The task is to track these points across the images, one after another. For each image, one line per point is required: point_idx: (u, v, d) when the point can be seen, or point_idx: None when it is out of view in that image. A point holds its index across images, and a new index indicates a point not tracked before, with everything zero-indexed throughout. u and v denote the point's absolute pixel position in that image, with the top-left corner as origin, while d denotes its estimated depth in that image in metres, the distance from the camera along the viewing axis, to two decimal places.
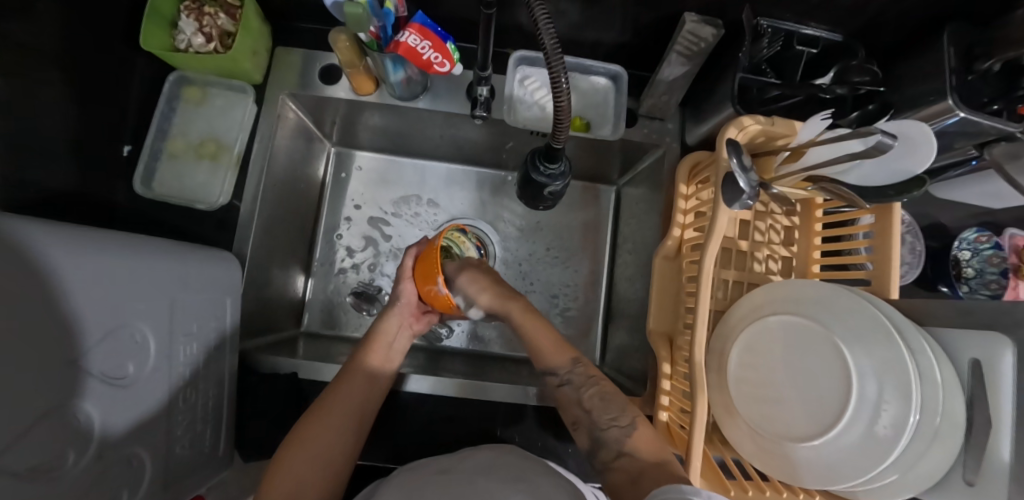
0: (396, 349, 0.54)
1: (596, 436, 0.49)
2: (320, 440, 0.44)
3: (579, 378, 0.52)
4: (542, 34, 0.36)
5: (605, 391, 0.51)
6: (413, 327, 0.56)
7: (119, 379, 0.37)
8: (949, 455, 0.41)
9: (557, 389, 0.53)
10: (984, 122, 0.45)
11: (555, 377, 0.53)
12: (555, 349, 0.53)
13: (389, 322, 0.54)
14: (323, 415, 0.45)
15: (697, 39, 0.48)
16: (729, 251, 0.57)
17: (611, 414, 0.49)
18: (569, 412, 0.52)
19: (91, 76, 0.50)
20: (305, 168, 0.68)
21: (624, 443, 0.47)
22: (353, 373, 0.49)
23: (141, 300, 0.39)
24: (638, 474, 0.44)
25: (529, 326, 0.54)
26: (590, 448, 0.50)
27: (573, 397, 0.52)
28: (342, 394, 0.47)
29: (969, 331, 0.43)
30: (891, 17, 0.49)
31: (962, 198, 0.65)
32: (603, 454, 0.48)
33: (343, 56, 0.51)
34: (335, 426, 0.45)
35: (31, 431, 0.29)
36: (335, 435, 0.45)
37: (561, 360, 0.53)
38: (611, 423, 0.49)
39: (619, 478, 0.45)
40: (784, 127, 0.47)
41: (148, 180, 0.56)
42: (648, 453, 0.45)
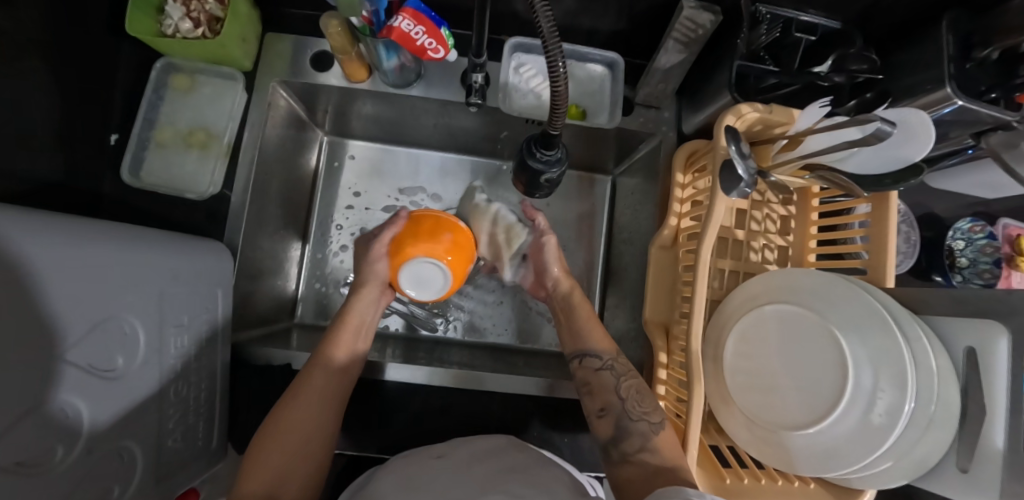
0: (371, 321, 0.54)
1: (622, 426, 0.47)
2: (299, 429, 0.43)
3: (620, 366, 0.51)
4: (540, 20, 0.34)
5: (642, 383, 0.49)
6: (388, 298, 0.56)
7: (108, 372, 0.36)
8: (943, 442, 0.42)
9: (593, 372, 0.51)
10: (981, 111, 0.45)
11: (594, 360, 0.52)
12: (602, 336, 0.54)
13: (365, 295, 0.54)
14: (300, 402, 0.44)
15: (694, 25, 0.47)
16: (725, 241, 0.57)
17: (645, 407, 0.47)
18: (599, 397, 0.50)
19: (74, 63, 0.49)
20: (298, 157, 0.67)
21: (649, 438, 0.44)
22: (321, 361, 0.48)
23: (130, 293, 0.38)
24: (652, 475, 0.42)
25: (582, 309, 0.57)
26: (612, 437, 0.47)
27: (609, 385, 0.50)
28: (318, 380, 0.46)
29: (963, 319, 0.43)
30: (889, 4, 0.49)
31: (956, 188, 0.65)
32: (624, 446, 0.45)
33: (334, 42, 0.50)
34: (313, 411, 0.44)
35: (18, 427, 0.28)
36: (314, 421, 0.44)
37: (606, 345, 0.53)
38: (642, 416, 0.46)
39: (632, 472, 0.43)
40: (781, 115, 0.46)
41: (136, 169, 0.54)
42: (673, 454, 0.43)
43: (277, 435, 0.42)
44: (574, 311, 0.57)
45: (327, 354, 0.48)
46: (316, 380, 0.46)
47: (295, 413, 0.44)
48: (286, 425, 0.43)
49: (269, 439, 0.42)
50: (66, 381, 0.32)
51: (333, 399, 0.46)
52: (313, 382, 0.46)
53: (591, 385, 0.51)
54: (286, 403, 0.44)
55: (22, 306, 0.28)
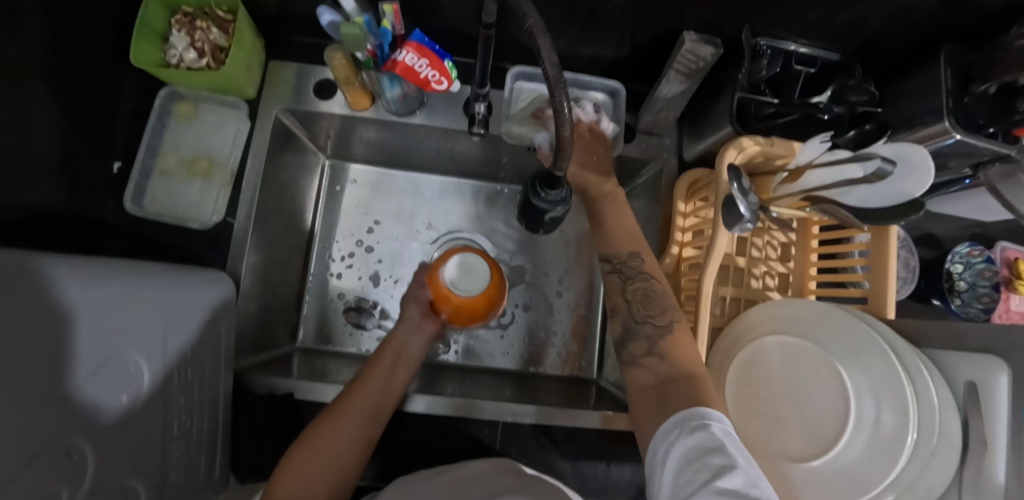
0: (411, 351, 0.57)
1: (629, 328, 0.47)
2: (333, 441, 0.45)
3: (629, 270, 0.49)
4: (542, 56, 0.31)
5: (651, 287, 0.48)
6: (428, 330, 0.59)
7: (111, 413, 0.36)
8: (947, 473, 0.41)
9: (606, 275, 0.51)
10: (979, 144, 0.45)
11: (608, 263, 0.50)
12: (624, 238, 0.51)
13: (406, 328, 0.58)
14: (333, 418, 0.46)
15: (696, 57, 0.49)
16: (727, 269, 0.57)
17: (650, 311, 0.47)
18: (610, 300, 0.50)
19: (79, 92, 0.49)
20: (300, 181, 0.67)
21: (657, 342, 0.45)
22: (352, 399, 0.48)
23: (135, 329, 0.38)
24: (665, 382, 0.42)
25: (610, 207, 0.53)
26: (619, 338, 0.48)
27: (619, 288, 0.50)
28: (350, 404, 0.48)
29: (963, 353, 0.43)
30: (884, 38, 0.50)
31: (956, 212, 0.65)
32: (631, 348, 0.47)
33: (338, 74, 0.50)
34: (348, 426, 0.46)
35: (30, 468, 0.28)
36: (347, 437, 0.46)
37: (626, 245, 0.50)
38: (647, 319, 0.47)
39: (645, 377, 0.44)
40: (782, 148, 0.47)
41: (139, 196, 0.54)
42: (684, 361, 0.43)
43: (311, 447, 0.44)
44: (602, 201, 0.53)
45: (363, 379, 0.51)
46: (352, 403, 0.48)
47: (332, 426, 0.46)
48: (321, 440, 0.45)
49: (304, 453, 0.43)
50: (73, 423, 0.32)
51: (369, 421, 0.48)
52: (348, 405, 0.48)
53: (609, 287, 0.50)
54: (326, 417, 0.46)
55: None
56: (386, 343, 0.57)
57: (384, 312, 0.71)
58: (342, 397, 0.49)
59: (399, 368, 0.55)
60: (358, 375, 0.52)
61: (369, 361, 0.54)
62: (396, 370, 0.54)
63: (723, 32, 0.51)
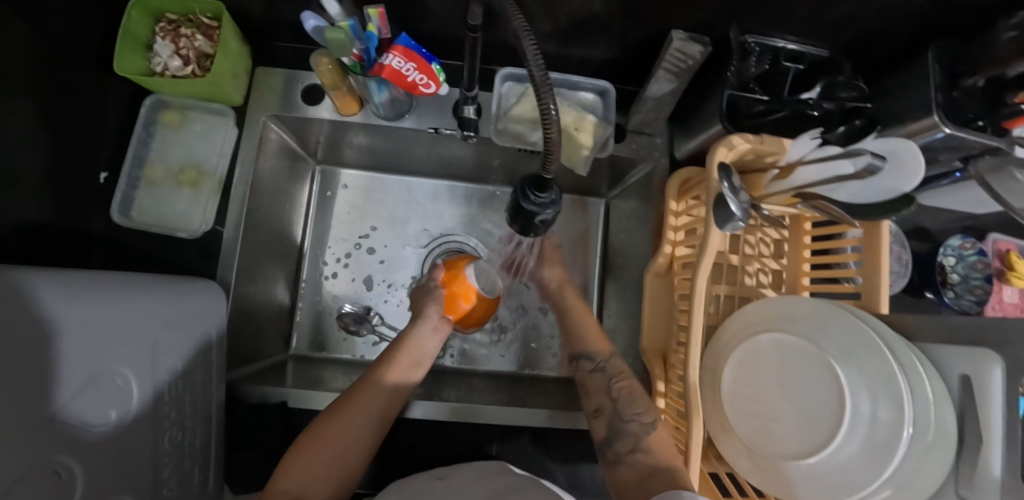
0: (428, 351, 0.55)
1: (616, 427, 0.48)
2: (341, 437, 0.44)
3: (613, 368, 0.53)
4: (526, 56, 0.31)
5: (634, 385, 0.51)
6: (444, 331, 0.57)
7: (99, 429, 0.34)
8: (942, 467, 0.41)
9: (587, 374, 0.53)
10: (969, 138, 0.46)
11: (589, 362, 0.54)
12: (596, 337, 0.56)
13: (423, 329, 0.55)
14: (343, 413, 0.46)
15: (684, 56, 0.49)
16: (721, 266, 0.57)
17: (637, 409, 0.48)
18: (593, 399, 0.51)
19: (63, 102, 0.48)
20: (290, 188, 0.67)
21: (641, 438, 0.45)
22: (365, 390, 0.48)
23: (123, 344, 0.37)
24: (647, 476, 0.42)
25: (575, 312, 0.59)
26: (606, 438, 0.48)
27: (603, 385, 0.52)
28: (359, 400, 0.47)
29: (958, 347, 0.43)
30: (873, 33, 0.50)
31: (947, 205, 0.66)
32: (616, 446, 0.46)
33: (325, 79, 0.50)
34: (359, 421, 0.46)
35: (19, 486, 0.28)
36: (355, 436, 0.45)
37: (602, 346, 0.55)
38: (634, 416, 0.48)
39: (630, 474, 0.43)
40: (773, 145, 0.46)
41: (126, 208, 0.53)
42: (664, 455, 0.43)
43: (319, 442, 0.43)
44: (567, 311, 0.60)
45: (378, 373, 0.50)
46: (365, 398, 0.47)
47: (342, 421, 0.45)
48: (331, 434, 0.44)
49: (310, 444, 0.43)
50: (62, 440, 0.31)
51: (376, 416, 0.47)
52: (360, 401, 0.47)
53: (587, 386, 0.53)
54: (336, 413, 0.45)
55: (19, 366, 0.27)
56: (404, 338, 0.54)
57: (379, 317, 0.70)
58: (355, 389, 0.48)
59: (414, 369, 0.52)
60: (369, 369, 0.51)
61: (387, 352, 0.53)
62: (413, 368, 0.53)
63: (712, 31, 0.51)
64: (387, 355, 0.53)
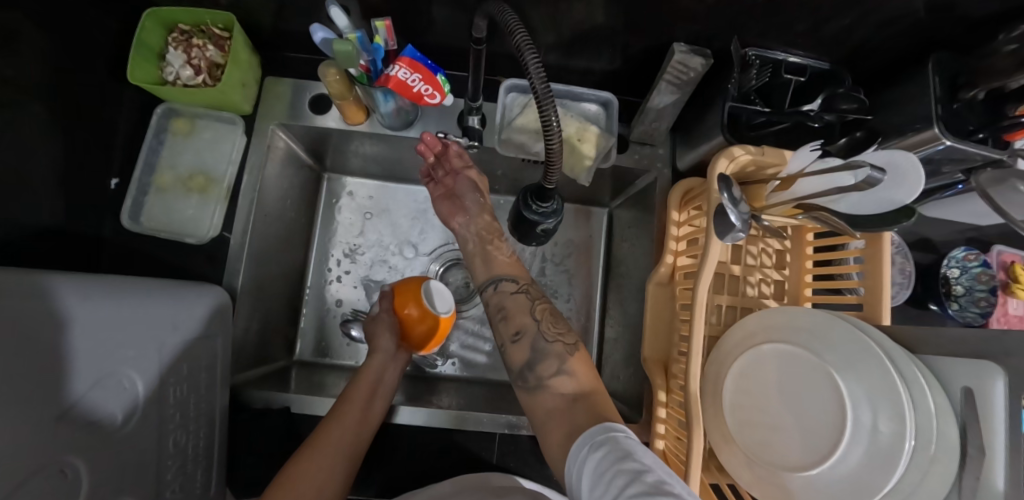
0: (386, 382, 0.54)
1: (536, 349, 0.45)
2: (311, 479, 0.42)
3: (533, 291, 0.49)
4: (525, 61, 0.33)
5: (554, 308, 0.49)
6: (401, 360, 0.58)
7: (104, 429, 0.35)
8: (946, 483, 0.41)
9: (506, 296, 0.49)
10: (969, 150, 0.46)
11: (511, 284, 0.50)
12: (509, 263, 0.52)
13: (380, 356, 0.55)
14: (313, 453, 0.44)
15: (686, 68, 0.49)
16: (722, 276, 0.58)
17: (559, 329, 0.46)
18: (514, 321, 0.47)
19: (77, 111, 0.50)
20: (296, 195, 0.67)
21: (564, 360, 0.44)
22: (327, 433, 0.46)
23: (130, 346, 0.38)
24: (571, 403, 0.40)
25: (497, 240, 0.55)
26: (527, 362, 0.45)
27: (525, 306, 0.48)
28: (328, 437, 0.46)
29: (961, 360, 0.43)
30: (874, 47, 0.51)
31: (951, 216, 0.66)
32: (539, 370, 0.44)
33: (332, 89, 0.51)
34: (331, 462, 0.44)
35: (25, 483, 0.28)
36: (325, 476, 0.43)
37: (519, 271, 0.51)
38: (557, 337, 0.45)
39: (554, 401, 0.41)
40: (773, 157, 0.47)
41: (136, 214, 0.55)
42: (588, 380, 0.42)
43: (290, 487, 0.41)
44: (491, 241, 0.54)
45: (340, 413, 0.48)
46: (329, 438, 0.46)
47: (312, 462, 0.43)
48: (301, 475, 0.42)
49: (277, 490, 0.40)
50: (66, 441, 0.32)
51: (346, 450, 0.46)
52: (322, 442, 0.45)
53: (506, 308, 0.48)
54: (300, 457, 0.44)
55: None
56: (359, 372, 0.54)
57: None
58: (317, 432, 0.46)
59: (377, 399, 0.52)
60: (334, 407, 0.50)
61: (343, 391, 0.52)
62: (374, 400, 0.52)
63: (713, 44, 0.52)
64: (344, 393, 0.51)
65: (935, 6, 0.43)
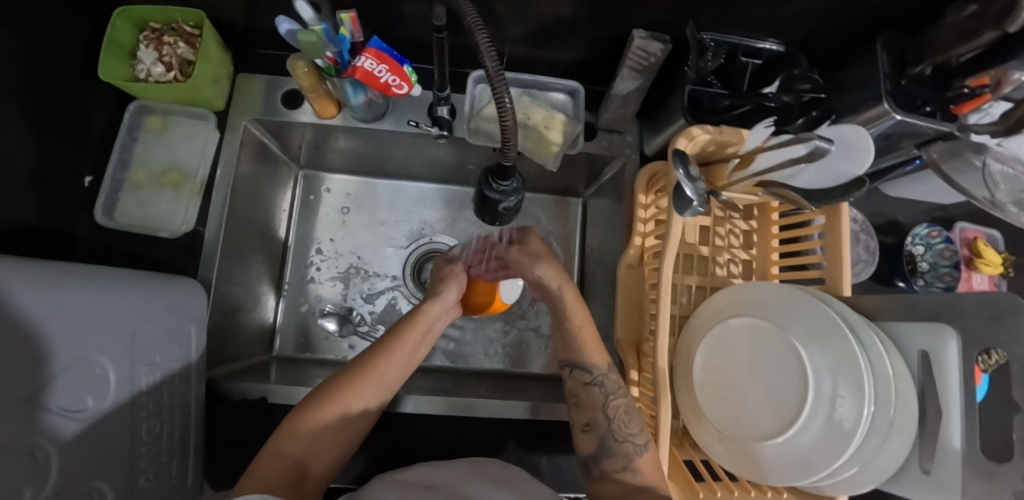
0: (436, 328, 0.57)
1: (604, 445, 0.48)
2: (346, 413, 0.45)
3: (610, 384, 0.51)
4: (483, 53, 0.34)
5: (631, 404, 0.50)
6: (453, 313, 0.61)
7: (76, 414, 0.35)
8: (905, 445, 0.42)
9: (582, 386, 0.53)
10: (920, 124, 0.47)
11: (584, 374, 0.53)
12: (595, 348, 0.53)
13: (441, 301, 0.57)
14: (356, 391, 0.46)
15: (646, 54, 0.51)
16: (690, 257, 0.59)
17: (632, 430, 0.48)
18: (586, 413, 0.51)
19: (47, 108, 0.50)
20: (271, 192, 0.68)
21: (631, 459, 0.46)
22: (374, 375, 0.48)
23: (102, 333, 0.38)
24: (631, 495, 0.45)
25: (580, 320, 0.55)
26: (593, 453, 0.49)
27: (598, 401, 0.51)
28: (375, 377, 0.48)
29: (916, 324, 0.44)
30: (826, 29, 0.53)
31: (912, 194, 0.68)
32: (605, 464, 0.48)
33: (302, 82, 0.52)
34: (370, 394, 0.47)
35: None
36: (360, 413, 0.46)
37: (600, 360, 0.53)
38: (627, 438, 0.47)
39: (614, 490, 0.46)
40: (731, 135, 0.48)
41: (109, 210, 0.55)
42: (653, 478, 0.45)
43: (330, 414, 0.44)
44: (567, 319, 0.55)
45: (390, 352, 0.50)
46: (374, 378, 0.48)
47: (352, 399, 0.46)
48: (339, 407, 0.45)
49: (316, 413, 0.44)
50: (36, 424, 0.32)
51: (381, 395, 0.49)
52: (368, 382, 0.48)
53: (580, 398, 0.53)
54: (344, 391, 0.46)
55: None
56: (417, 311, 0.55)
57: (361, 318, 0.71)
58: (365, 367, 0.48)
59: (424, 343, 0.55)
60: (383, 336, 0.52)
61: (397, 326, 0.53)
62: (421, 344, 0.54)
63: (672, 30, 0.54)
64: (399, 327, 0.53)
65: None
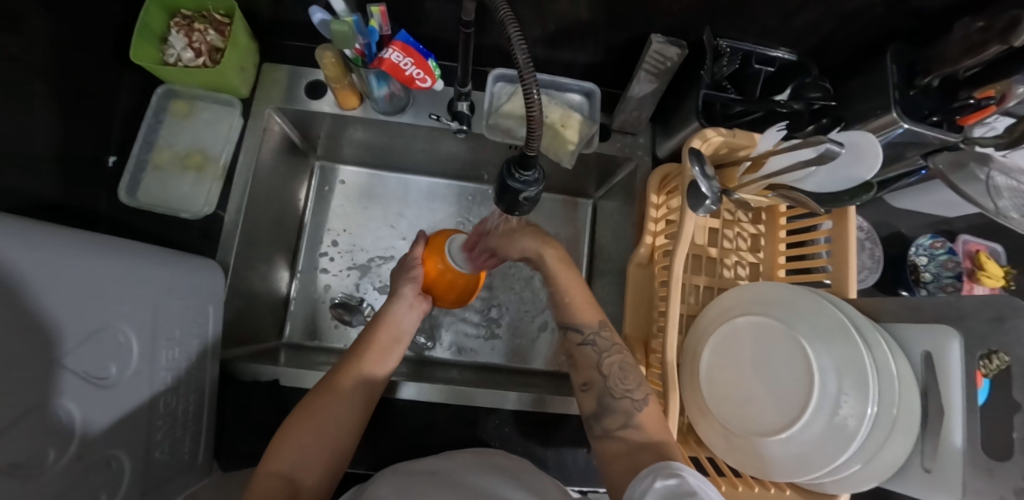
0: (406, 328, 0.57)
1: (604, 403, 0.49)
2: (328, 417, 0.46)
3: (602, 341, 0.52)
4: (514, 49, 0.33)
5: (625, 359, 0.51)
6: (420, 308, 0.60)
7: (100, 380, 0.36)
8: (908, 444, 0.43)
9: (576, 346, 0.54)
10: (926, 133, 0.49)
11: (576, 334, 0.54)
12: (585, 306, 0.55)
13: (399, 305, 0.57)
14: (332, 394, 0.47)
15: (663, 58, 0.53)
16: (699, 258, 0.60)
17: (628, 384, 0.49)
18: (583, 372, 0.53)
19: (78, 88, 0.51)
20: (290, 180, 0.69)
21: (632, 416, 0.47)
22: (347, 376, 0.49)
23: (126, 303, 0.39)
24: (635, 450, 0.44)
25: (563, 275, 0.58)
26: (594, 412, 0.50)
27: (593, 359, 0.52)
28: (349, 378, 0.49)
29: (922, 325, 0.45)
30: (836, 40, 0.55)
31: (916, 205, 0.69)
32: (605, 422, 0.48)
33: (328, 71, 0.53)
34: (350, 402, 0.48)
35: (23, 422, 0.29)
36: (343, 415, 0.47)
37: (590, 319, 0.54)
38: (625, 393, 0.48)
39: (618, 448, 0.45)
40: (744, 138, 0.50)
41: (132, 190, 0.56)
42: (654, 431, 0.45)
43: (311, 419, 0.45)
44: (556, 279, 0.58)
45: (362, 356, 0.51)
46: (348, 380, 0.49)
47: (329, 402, 0.47)
48: (319, 411, 0.46)
49: (297, 423, 0.45)
50: (64, 386, 0.33)
51: (362, 400, 0.49)
52: (342, 385, 0.48)
53: (575, 359, 0.54)
54: (320, 395, 0.47)
55: (28, 306, 0.29)
56: (381, 316, 0.56)
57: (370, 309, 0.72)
58: (338, 372, 0.50)
59: (398, 343, 0.55)
60: (355, 345, 0.53)
61: (365, 332, 0.54)
62: (391, 350, 0.54)
63: (688, 36, 0.55)
64: (366, 333, 0.55)
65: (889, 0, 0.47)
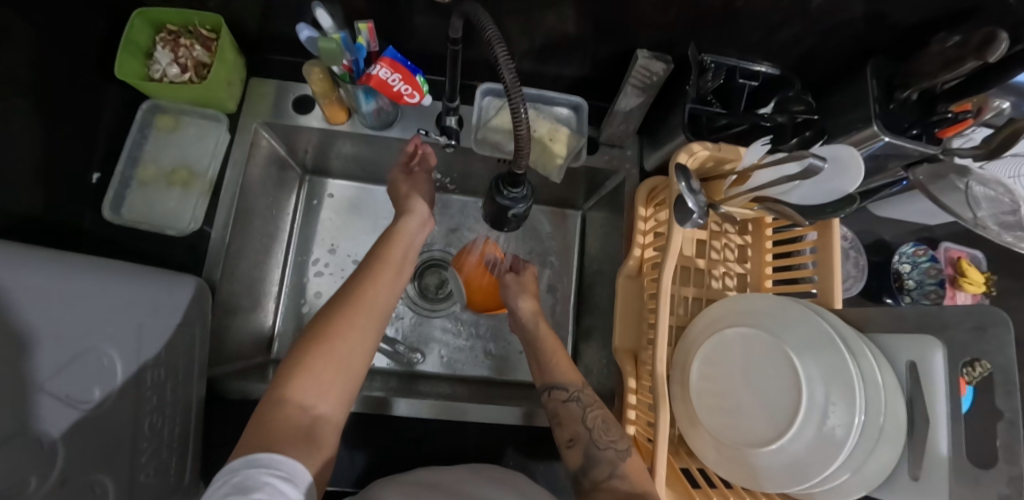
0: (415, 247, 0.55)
1: (591, 455, 0.50)
2: (344, 346, 0.42)
3: (586, 397, 0.55)
4: (502, 70, 0.35)
5: (607, 414, 0.53)
6: (428, 229, 0.58)
7: (84, 404, 0.35)
8: (894, 454, 0.44)
9: (561, 404, 0.55)
10: (907, 146, 0.50)
11: (562, 392, 0.56)
12: (567, 370, 0.59)
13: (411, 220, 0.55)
14: (349, 316, 0.43)
15: (649, 73, 0.53)
16: (687, 269, 0.61)
17: (610, 436, 0.50)
18: (567, 428, 0.53)
19: (61, 103, 0.50)
20: (278, 195, 0.69)
21: (618, 465, 0.48)
22: (361, 301, 0.45)
23: (111, 323, 0.39)
24: None
25: (547, 342, 0.63)
26: (582, 466, 0.51)
27: (577, 415, 0.54)
28: (363, 301, 0.45)
29: (903, 335, 0.47)
30: (817, 54, 0.56)
31: (898, 214, 0.71)
32: (593, 474, 0.49)
33: (317, 88, 0.53)
34: (366, 323, 0.44)
35: None
36: (362, 336, 0.43)
37: (573, 378, 0.57)
38: (610, 444, 0.50)
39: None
40: (729, 151, 0.51)
41: (118, 205, 0.55)
42: (639, 481, 0.46)
43: (329, 346, 0.41)
44: (539, 341, 0.63)
45: (372, 275, 0.48)
46: (363, 303, 0.45)
47: (347, 323, 0.43)
48: (337, 338, 0.42)
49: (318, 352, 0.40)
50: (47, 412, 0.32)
51: (377, 320, 0.45)
52: (356, 307, 0.44)
53: (560, 416, 0.55)
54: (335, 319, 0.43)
55: None
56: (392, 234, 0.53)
57: None
58: (346, 295, 0.46)
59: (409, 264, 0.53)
60: (364, 270, 0.49)
61: (375, 252, 0.51)
62: (403, 268, 0.51)
63: (673, 51, 0.56)
64: (377, 250, 0.51)
65: (868, 16, 0.48)
